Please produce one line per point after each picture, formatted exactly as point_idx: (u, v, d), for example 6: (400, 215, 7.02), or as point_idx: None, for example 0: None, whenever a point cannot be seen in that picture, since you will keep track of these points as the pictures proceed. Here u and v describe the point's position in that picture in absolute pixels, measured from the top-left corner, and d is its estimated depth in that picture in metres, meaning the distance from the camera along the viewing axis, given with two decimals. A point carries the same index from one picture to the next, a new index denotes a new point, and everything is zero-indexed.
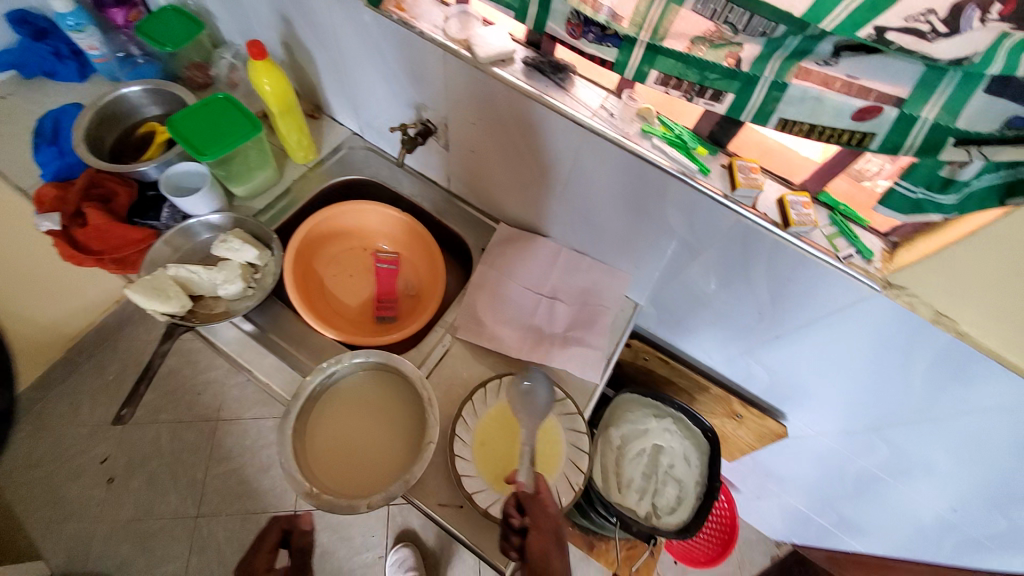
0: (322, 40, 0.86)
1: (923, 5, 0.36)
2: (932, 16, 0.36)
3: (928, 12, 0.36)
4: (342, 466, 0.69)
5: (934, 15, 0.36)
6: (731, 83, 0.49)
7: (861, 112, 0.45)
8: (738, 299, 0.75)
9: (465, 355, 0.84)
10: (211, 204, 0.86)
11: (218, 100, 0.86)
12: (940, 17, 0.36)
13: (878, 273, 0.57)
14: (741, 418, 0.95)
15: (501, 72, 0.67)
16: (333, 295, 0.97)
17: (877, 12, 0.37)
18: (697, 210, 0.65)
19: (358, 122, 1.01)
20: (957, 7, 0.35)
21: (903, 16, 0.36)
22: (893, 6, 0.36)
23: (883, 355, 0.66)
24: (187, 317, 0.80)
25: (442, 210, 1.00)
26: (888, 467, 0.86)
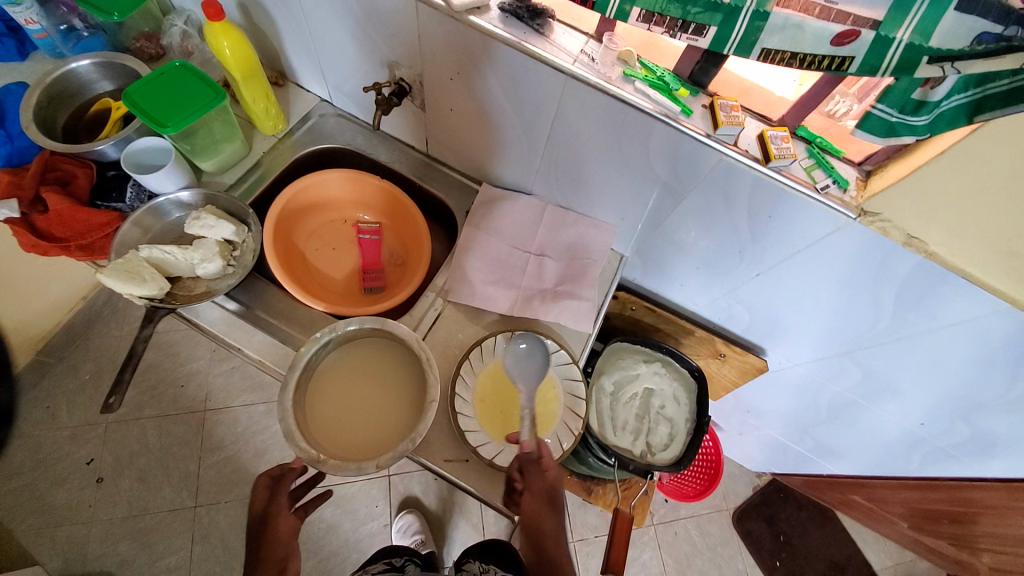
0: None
1: None
2: None
3: None
4: (346, 433, 0.69)
5: None
6: (713, 16, 0.49)
7: (840, 37, 0.45)
8: (720, 241, 0.77)
9: (459, 317, 0.84)
10: (179, 181, 0.82)
11: (173, 68, 0.81)
12: None
13: (853, 202, 0.60)
14: (724, 357, 0.99)
15: (477, 21, 0.65)
16: (317, 268, 0.95)
17: None
18: (680, 152, 0.66)
19: (326, 87, 0.97)
20: None
21: None
22: None
23: (856, 280, 0.70)
24: (167, 300, 0.77)
25: (422, 174, 0.98)
26: (862, 389, 0.92)
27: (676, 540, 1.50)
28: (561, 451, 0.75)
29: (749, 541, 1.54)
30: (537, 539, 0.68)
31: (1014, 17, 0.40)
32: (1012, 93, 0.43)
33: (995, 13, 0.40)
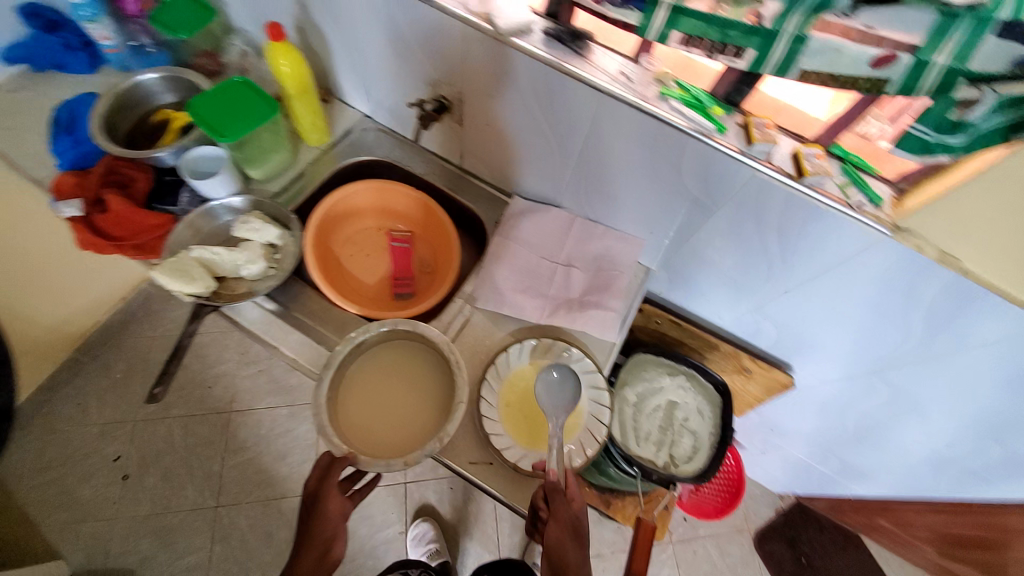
0: (334, 19, 0.87)
1: None
2: None
3: None
4: (376, 431, 0.72)
5: None
6: (751, 40, 0.51)
7: (878, 60, 0.48)
8: (748, 258, 0.79)
9: (489, 323, 0.87)
10: (228, 187, 0.87)
11: (233, 82, 0.86)
12: None
13: (887, 218, 0.62)
14: (749, 373, 1.00)
15: (521, 42, 0.69)
16: (351, 274, 0.99)
17: None
18: (712, 168, 0.68)
19: (367, 102, 1.02)
20: None
21: None
22: None
23: (888, 297, 0.71)
24: (211, 298, 0.81)
25: (455, 186, 1.02)
26: (892, 410, 0.92)
27: (693, 559, 1.48)
28: (586, 458, 0.77)
29: (769, 564, 1.51)
30: (558, 568, 0.63)
31: None
32: None
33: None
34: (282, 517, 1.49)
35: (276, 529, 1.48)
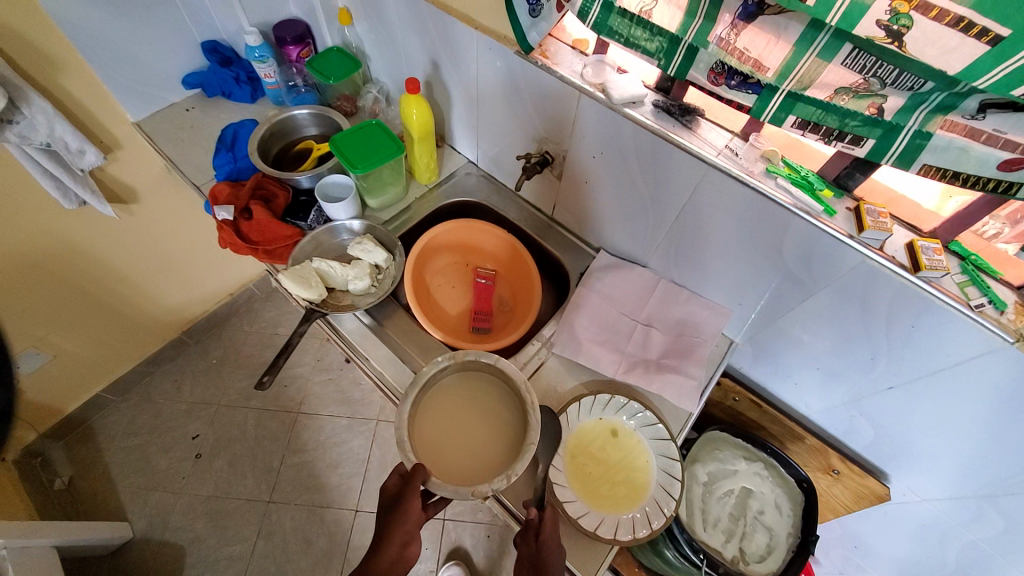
0: (463, 80, 0.99)
1: None
2: None
3: None
4: (446, 455, 0.74)
5: None
6: (872, 130, 0.53)
7: (1007, 163, 0.47)
8: (843, 345, 0.75)
9: (561, 370, 0.88)
10: (349, 211, 0.98)
11: (371, 125, 1.00)
12: None
13: (1010, 324, 0.57)
14: (837, 475, 0.90)
15: (632, 112, 0.75)
16: (436, 302, 1.05)
17: None
18: (816, 249, 0.67)
19: (476, 151, 1.12)
20: None
21: None
22: None
23: (1015, 412, 0.63)
24: (321, 304, 0.90)
25: (544, 234, 1.07)
26: (1010, 548, 0.79)
27: None
28: (651, 531, 0.71)
29: None
30: None
31: None
32: None
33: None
34: (323, 526, 1.53)
35: (314, 537, 1.52)
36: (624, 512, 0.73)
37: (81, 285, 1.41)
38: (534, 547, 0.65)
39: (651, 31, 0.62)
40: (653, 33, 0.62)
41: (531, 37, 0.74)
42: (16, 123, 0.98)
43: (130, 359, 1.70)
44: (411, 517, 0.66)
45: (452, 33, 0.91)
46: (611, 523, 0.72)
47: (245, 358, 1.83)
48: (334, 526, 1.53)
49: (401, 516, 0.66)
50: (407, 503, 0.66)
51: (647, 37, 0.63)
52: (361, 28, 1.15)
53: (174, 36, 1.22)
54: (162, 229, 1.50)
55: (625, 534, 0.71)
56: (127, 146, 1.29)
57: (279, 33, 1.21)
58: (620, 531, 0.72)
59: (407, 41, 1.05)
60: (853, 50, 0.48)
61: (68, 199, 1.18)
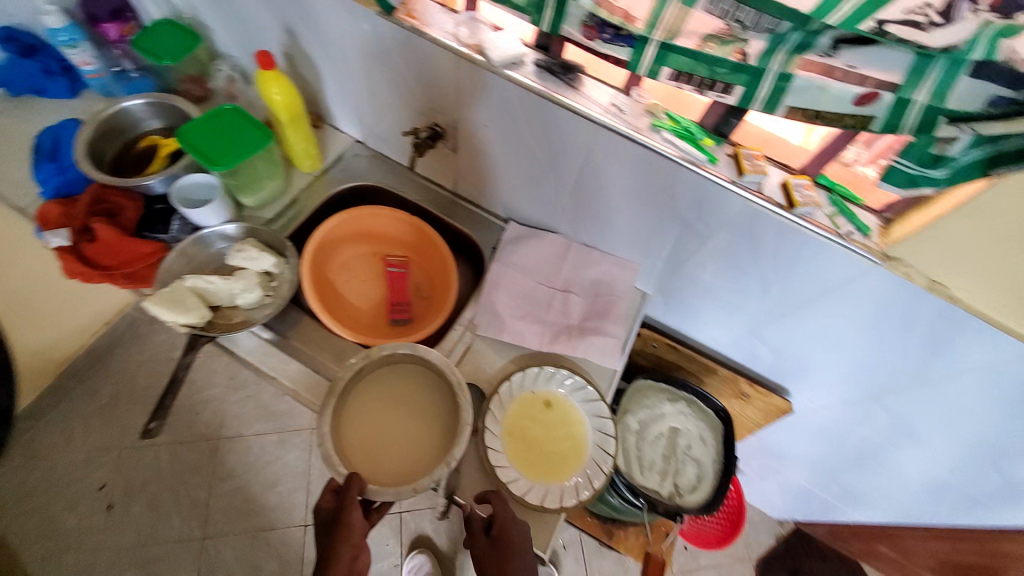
0: (326, 48, 0.88)
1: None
2: (928, 9, 0.40)
3: (924, 5, 0.40)
4: (381, 458, 0.69)
5: (930, 8, 0.40)
6: (739, 77, 0.53)
7: (860, 98, 0.50)
8: (744, 280, 0.79)
9: (486, 350, 0.86)
10: (220, 215, 0.86)
11: (225, 110, 0.87)
12: (935, 10, 0.40)
13: (876, 246, 0.63)
14: (748, 398, 0.99)
15: (513, 74, 0.70)
16: (344, 299, 0.95)
17: (877, 9, 0.41)
18: (705, 197, 0.69)
19: (362, 128, 1.02)
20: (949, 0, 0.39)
21: (902, 10, 0.40)
22: (892, 3, 0.40)
23: (884, 320, 0.71)
24: (206, 327, 0.79)
25: (451, 211, 1.01)
26: (887, 433, 0.92)
27: None
28: (593, 491, 0.73)
29: None
30: None
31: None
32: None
33: (1004, 78, 0.42)
34: (270, 548, 1.45)
35: (263, 561, 1.43)
36: (567, 479, 0.74)
37: None
38: (488, 541, 0.65)
39: None
40: None
41: None
42: None
43: None
44: (356, 530, 0.59)
45: None
46: (556, 493, 0.73)
47: (141, 393, 1.60)
48: (283, 546, 1.45)
49: (344, 531, 0.59)
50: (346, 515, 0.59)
51: None
52: None
53: None
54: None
55: (569, 500, 0.72)
56: None
57: (88, 10, 1.02)
58: (565, 498, 0.73)
59: (253, 8, 0.90)
60: None
61: None
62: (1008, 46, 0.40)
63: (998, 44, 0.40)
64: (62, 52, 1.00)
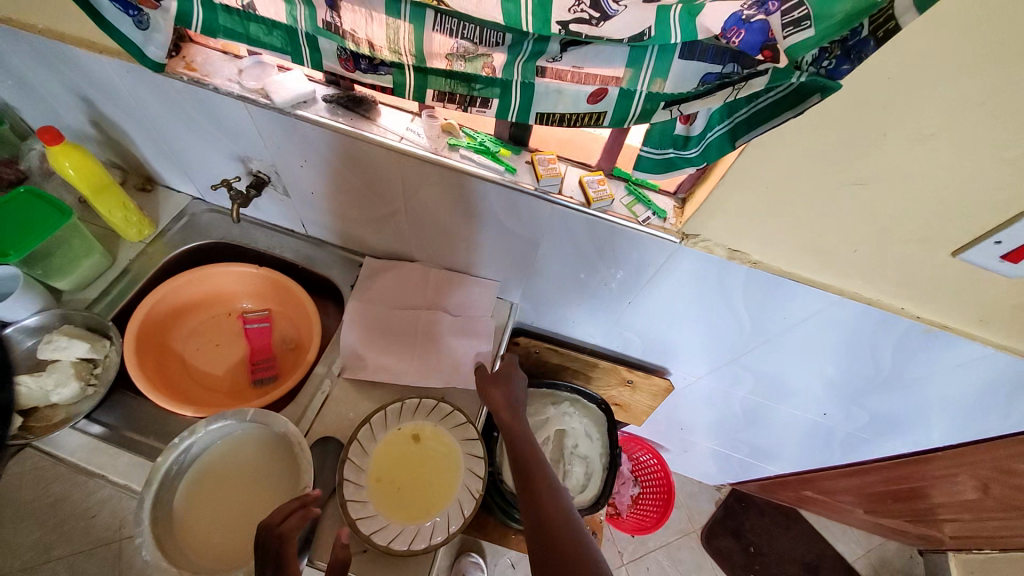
0: (126, 111, 0.82)
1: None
2: (584, 4, 0.41)
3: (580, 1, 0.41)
4: (221, 539, 0.64)
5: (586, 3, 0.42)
6: (493, 90, 0.54)
7: (593, 95, 0.50)
8: (587, 274, 0.80)
9: (350, 394, 0.82)
10: (30, 306, 0.78)
11: (20, 194, 0.79)
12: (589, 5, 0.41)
13: (673, 227, 0.65)
14: (633, 384, 1.01)
15: (305, 113, 0.68)
16: (197, 371, 0.89)
17: (548, 11, 0.43)
18: (518, 206, 0.70)
19: (193, 186, 0.96)
20: None
21: (565, 10, 0.42)
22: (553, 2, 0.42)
23: (706, 292, 0.74)
24: (19, 435, 0.72)
25: (306, 255, 0.97)
26: (762, 391, 0.97)
27: None
28: (463, 521, 0.70)
29: (721, 560, 1.54)
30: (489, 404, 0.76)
31: (724, 56, 0.44)
32: (751, 121, 0.47)
33: (710, 53, 0.44)
34: None
35: None
36: (434, 517, 0.71)
37: None
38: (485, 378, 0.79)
39: (264, 25, 0.56)
40: (268, 27, 0.56)
41: (154, 54, 0.64)
42: None
43: None
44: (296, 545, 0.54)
45: (80, 62, 0.75)
46: (426, 531, 0.70)
47: None
48: None
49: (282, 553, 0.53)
50: (290, 553, 0.53)
51: (265, 30, 0.57)
52: None
53: None
54: None
55: (439, 536, 0.69)
56: None
57: None
58: (435, 534, 0.70)
59: (38, 78, 0.83)
60: (436, 15, 0.49)
61: None
62: (701, 25, 0.41)
63: (692, 25, 0.41)
64: None
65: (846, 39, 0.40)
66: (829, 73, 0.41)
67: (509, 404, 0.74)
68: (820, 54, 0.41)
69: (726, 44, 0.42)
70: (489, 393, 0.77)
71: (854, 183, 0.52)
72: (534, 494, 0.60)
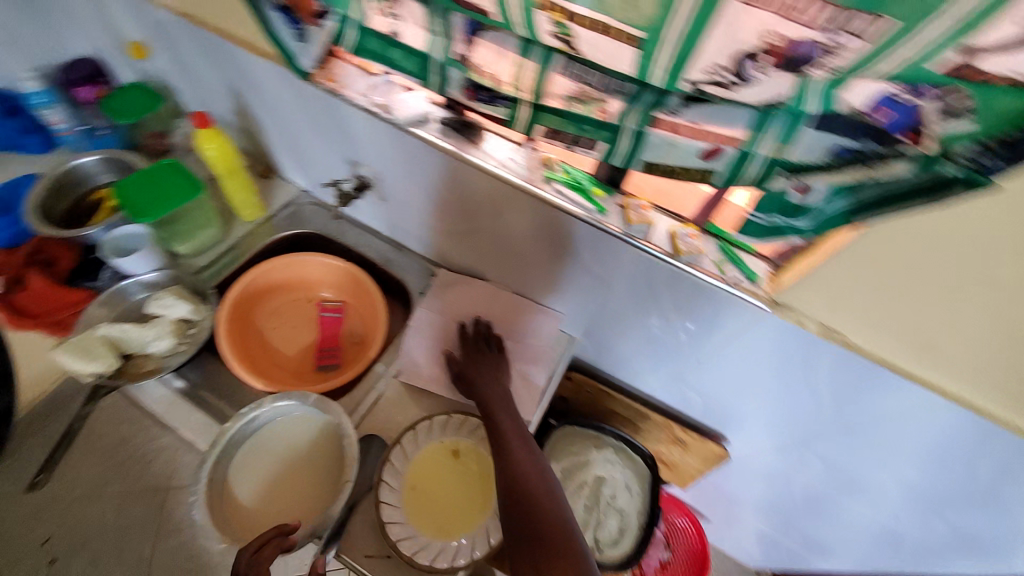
0: (266, 106, 0.92)
1: (712, 61, 0.40)
2: (723, 70, 0.40)
3: (717, 67, 0.40)
4: (263, 513, 0.68)
5: (724, 68, 0.40)
6: (603, 133, 0.55)
7: (706, 153, 0.50)
8: (660, 322, 0.78)
9: (403, 400, 0.84)
10: (150, 264, 0.88)
11: (162, 165, 0.90)
12: (729, 70, 0.40)
13: (764, 293, 0.63)
14: (685, 444, 0.99)
15: (419, 132, 0.74)
16: (272, 347, 0.96)
17: (683, 69, 0.41)
18: (603, 247, 0.70)
19: (305, 178, 1.04)
20: (737, 60, 0.39)
21: (701, 71, 0.41)
22: (691, 62, 0.41)
23: (787, 368, 0.71)
24: (114, 376, 0.80)
25: (387, 257, 1.03)
26: (830, 481, 0.89)
27: None
28: (488, 549, 0.69)
29: None
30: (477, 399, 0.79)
31: (866, 133, 0.41)
32: (880, 200, 0.45)
33: (845, 127, 0.42)
34: None
35: None
36: (457, 539, 0.71)
37: None
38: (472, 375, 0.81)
39: (404, 50, 0.62)
40: (406, 52, 0.62)
41: (302, 62, 0.74)
42: None
43: None
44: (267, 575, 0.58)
45: (240, 61, 0.86)
46: (450, 551, 0.69)
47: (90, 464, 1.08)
48: None
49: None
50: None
51: (402, 56, 0.63)
52: (159, 61, 1.03)
53: None
54: None
55: (462, 559, 0.69)
56: None
57: (64, 76, 1.10)
58: (457, 557, 0.69)
59: (201, 70, 0.96)
60: (566, 61, 0.50)
61: None
62: (841, 98, 0.39)
63: (831, 96, 0.40)
64: (41, 112, 1.16)
65: (1016, 139, 0.36)
66: (984, 169, 0.39)
67: (505, 411, 0.76)
68: (979, 150, 0.38)
69: (867, 120, 0.40)
70: (484, 398, 0.77)
71: (986, 284, 0.48)
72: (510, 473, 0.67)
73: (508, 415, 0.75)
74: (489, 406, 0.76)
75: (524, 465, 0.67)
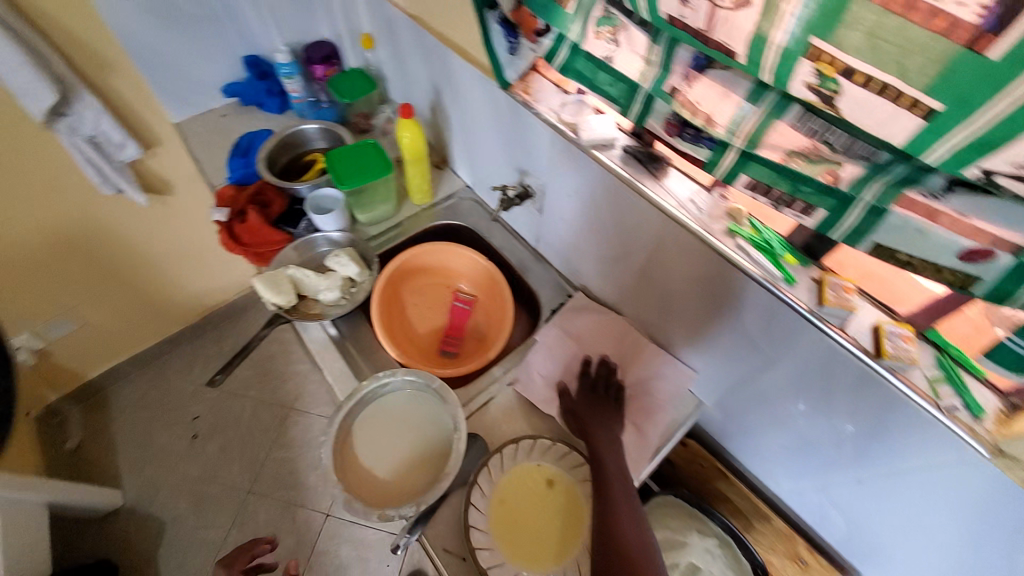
0: (459, 106, 1.01)
1: None
2: None
3: None
4: (368, 472, 0.72)
5: None
6: (825, 199, 0.48)
7: (968, 252, 0.41)
8: (817, 421, 0.67)
9: (511, 410, 0.84)
10: (337, 223, 1.02)
11: (367, 144, 1.04)
12: None
13: (987, 436, 0.50)
14: (806, 565, 0.83)
15: (600, 155, 0.72)
16: (408, 321, 1.04)
17: (983, 155, 0.34)
18: (777, 320, 0.62)
19: (471, 175, 1.13)
20: None
21: (1011, 162, 0.33)
22: (999, 150, 0.33)
23: (979, 527, 0.57)
24: (288, 311, 0.93)
25: (527, 265, 1.05)
26: None
27: None
28: None
29: None
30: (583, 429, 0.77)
31: None
32: None
33: None
34: (294, 525, 1.51)
35: (283, 534, 1.50)
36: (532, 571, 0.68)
37: (99, 258, 1.46)
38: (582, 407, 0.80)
39: (613, 76, 0.61)
40: (615, 78, 0.61)
41: (507, 75, 0.79)
42: (65, 115, 1.09)
43: (146, 338, 1.75)
44: None
45: (450, 63, 0.94)
46: None
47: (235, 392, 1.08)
48: (303, 528, 1.51)
49: None
50: None
51: (610, 81, 0.62)
52: (380, 52, 1.21)
53: (221, 51, 1.33)
54: (183, 221, 1.56)
55: None
56: (166, 145, 1.38)
57: (309, 54, 1.33)
58: None
59: (414, 66, 1.08)
60: (803, 113, 0.45)
61: (109, 186, 1.25)
62: None
63: None
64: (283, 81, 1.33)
65: None
66: None
67: (613, 457, 0.73)
68: None
69: None
70: (594, 438, 0.75)
71: None
72: (611, 529, 0.65)
73: (617, 463, 0.72)
74: (597, 448, 0.74)
75: (630, 533, 0.64)
